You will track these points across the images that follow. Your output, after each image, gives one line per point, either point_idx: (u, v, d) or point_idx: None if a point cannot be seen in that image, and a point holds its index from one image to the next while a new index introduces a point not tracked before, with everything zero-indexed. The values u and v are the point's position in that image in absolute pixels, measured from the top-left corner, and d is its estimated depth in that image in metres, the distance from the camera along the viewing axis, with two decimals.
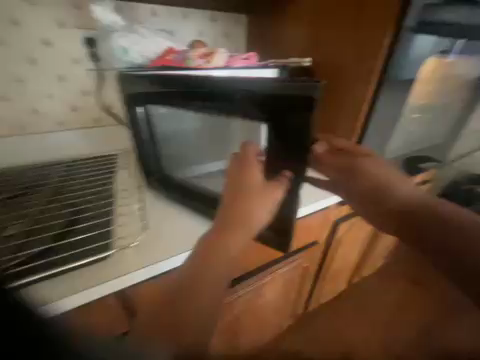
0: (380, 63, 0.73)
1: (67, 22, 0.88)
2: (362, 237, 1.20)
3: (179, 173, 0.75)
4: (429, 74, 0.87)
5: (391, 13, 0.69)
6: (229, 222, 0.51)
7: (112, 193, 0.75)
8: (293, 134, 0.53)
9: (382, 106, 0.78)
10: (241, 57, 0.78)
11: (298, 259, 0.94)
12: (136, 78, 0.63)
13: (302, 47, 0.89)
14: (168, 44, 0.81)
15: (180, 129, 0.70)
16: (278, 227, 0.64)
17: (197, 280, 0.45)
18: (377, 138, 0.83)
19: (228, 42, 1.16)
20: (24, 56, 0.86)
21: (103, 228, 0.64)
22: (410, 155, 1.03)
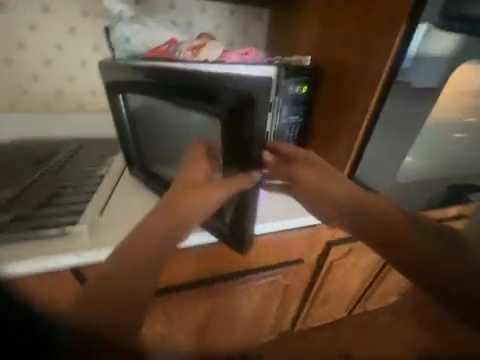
0: (389, 66, 0.64)
1: (91, 12, 0.95)
2: (364, 266, 1.06)
3: (155, 165, 0.75)
4: (470, 82, 0.71)
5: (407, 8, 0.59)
6: (168, 212, 0.56)
7: (100, 176, 0.80)
8: (246, 136, 0.52)
9: (389, 115, 0.68)
10: (240, 52, 0.75)
11: (279, 274, 0.87)
12: (122, 66, 0.65)
13: (311, 45, 0.82)
14: (172, 36, 0.80)
15: (156, 122, 0.69)
16: (240, 229, 0.62)
17: (127, 258, 0.51)
18: (381, 152, 0.73)
19: (246, 37, 1.13)
20: (53, 42, 0.96)
21: (79, 205, 0.68)
22: (439, 178, 0.85)
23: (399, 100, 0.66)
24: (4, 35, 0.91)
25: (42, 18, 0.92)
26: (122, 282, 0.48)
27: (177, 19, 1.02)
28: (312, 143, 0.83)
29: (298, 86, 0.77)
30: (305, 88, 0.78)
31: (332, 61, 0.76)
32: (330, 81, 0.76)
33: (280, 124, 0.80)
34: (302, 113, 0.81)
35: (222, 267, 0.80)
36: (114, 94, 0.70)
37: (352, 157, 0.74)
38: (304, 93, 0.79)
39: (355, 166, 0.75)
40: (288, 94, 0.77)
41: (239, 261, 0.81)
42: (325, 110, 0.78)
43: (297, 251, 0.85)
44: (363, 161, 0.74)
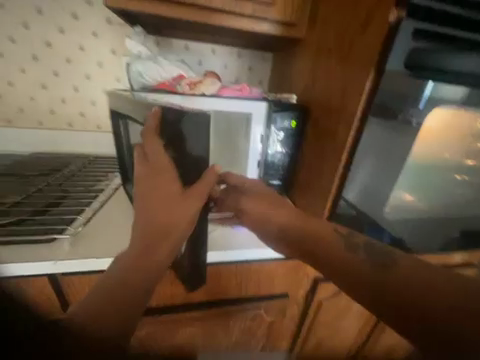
0: (363, 102, 0.67)
1: (118, 50, 1.13)
2: (357, 310, 0.97)
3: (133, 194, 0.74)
4: (444, 125, 0.76)
5: (374, 51, 0.64)
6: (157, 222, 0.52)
7: (98, 190, 0.87)
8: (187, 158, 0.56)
9: (368, 147, 0.69)
10: (235, 89, 0.86)
11: (263, 307, 0.82)
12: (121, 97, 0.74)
13: (302, 85, 0.91)
14: (179, 72, 0.91)
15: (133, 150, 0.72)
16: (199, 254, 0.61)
17: (122, 276, 0.49)
18: (365, 183, 0.74)
19: (251, 75, 1.25)
20: (84, 73, 1.13)
21: (72, 214, 0.73)
22: (423, 214, 0.87)
23: (378, 132, 0.68)
24: (45, 65, 1.09)
25: (77, 54, 1.10)
26: (133, 281, 0.49)
27: (189, 59, 1.17)
28: (303, 172, 0.88)
29: (286, 120, 0.84)
30: (293, 123, 0.85)
31: (318, 99, 0.82)
32: (316, 116, 0.82)
33: (268, 153, 0.87)
34: (290, 145, 0.87)
35: (202, 293, 0.76)
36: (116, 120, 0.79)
37: (336, 185, 0.75)
38: (293, 128, 0.85)
39: (340, 194, 0.76)
40: (277, 128, 0.85)
41: (220, 286, 0.76)
42: (312, 142, 0.84)
43: (280, 283, 0.81)
44: (349, 190, 0.74)
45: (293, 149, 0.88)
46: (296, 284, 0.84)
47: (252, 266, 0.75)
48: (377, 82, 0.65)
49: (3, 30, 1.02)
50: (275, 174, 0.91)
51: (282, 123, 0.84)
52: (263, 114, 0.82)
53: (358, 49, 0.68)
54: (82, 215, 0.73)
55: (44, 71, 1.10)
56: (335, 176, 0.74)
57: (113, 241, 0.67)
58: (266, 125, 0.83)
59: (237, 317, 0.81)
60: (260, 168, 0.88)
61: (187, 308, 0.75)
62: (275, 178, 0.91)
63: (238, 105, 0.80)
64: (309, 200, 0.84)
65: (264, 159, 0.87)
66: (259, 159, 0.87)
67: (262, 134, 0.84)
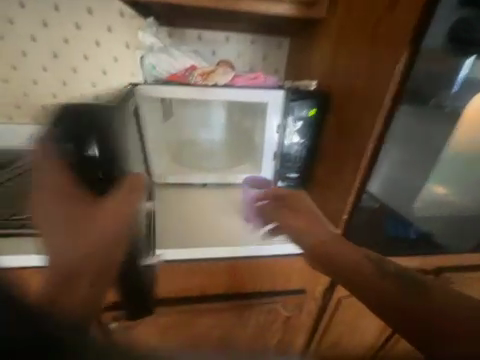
0: (393, 86, 0.60)
1: (131, 44, 1.12)
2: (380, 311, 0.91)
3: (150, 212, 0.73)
4: None
5: (407, 28, 0.56)
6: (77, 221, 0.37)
7: None
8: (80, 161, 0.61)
9: (396, 136, 0.64)
10: (249, 78, 0.82)
11: (277, 302, 0.80)
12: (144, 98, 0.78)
13: (321, 70, 0.84)
14: (191, 63, 0.88)
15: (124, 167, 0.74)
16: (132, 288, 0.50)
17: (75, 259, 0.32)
18: (391, 175, 0.69)
19: (266, 62, 1.19)
20: (99, 68, 1.15)
21: None
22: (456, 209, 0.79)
23: (408, 119, 0.62)
24: (64, 62, 1.12)
25: (93, 50, 1.11)
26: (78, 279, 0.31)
27: (202, 48, 1.13)
28: (321, 165, 0.82)
29: (304, 109, 0.78)
30: (312, 111, 0.78)
31: (339, 85, 0.75)
32: (338, 103, 0.75)
33: (284, 144, 0.84)
34: (309, 135, 0.81)
35: (215, 286, 0.76)
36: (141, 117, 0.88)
37: (359, 179, 0.70)
38: (312, 117, 0.79)
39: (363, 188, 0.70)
40: (295, 117, 0.79)
41: (235, 279, 0.76)
42: (333, 131, 0.77)
43: (297, 280, 0.79)
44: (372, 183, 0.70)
45: (312, 140, 0.83)
46: (312, 281, 0.81)
47: (267, 260, 0.76)
48: (410, 63, 0.58)
49: (24, 30, 1.06)
50: (292, 166, 0.86)
51: (300, 113, 0.79)
52: (279, 104, 0.80)
53: (387, 27, 0.61)
54: None
55: (63, 68, 1.13)
56: (358, 169, 0.68)
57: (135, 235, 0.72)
58: (283, 115, 0.80)
59: (252, 312, 0.80)
60: (275, 160, 0.88)
61: (202, 299, 0.77)
62: (290, 171, 0.86)
63: (253, 96, 0.79)
64: (327, 194, 0.79)
65: (280, 151, 0.85)
66: (274, 151, 0.87)
67: (279, 125, 0.82)
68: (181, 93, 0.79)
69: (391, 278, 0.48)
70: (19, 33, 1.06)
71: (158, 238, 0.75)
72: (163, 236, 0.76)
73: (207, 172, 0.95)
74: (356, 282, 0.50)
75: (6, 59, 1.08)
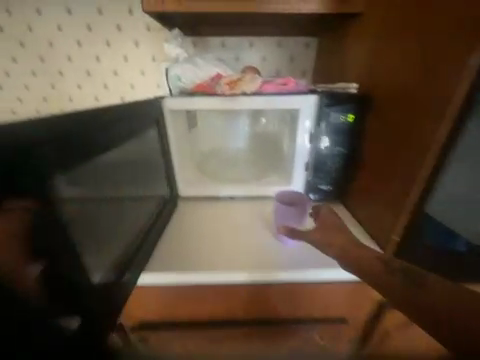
0: (466, 77, 0.47)
1: (157, 57, 1.14)
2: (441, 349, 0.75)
3: (119, 227, 0.61)
4: None
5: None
6: None
7: None
8: None
9: (471, 142, 0.51)
10: (278, 83, 0.77)
11: (314, 331, 0.72)
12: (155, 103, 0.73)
13: (359, 70, 0.75)
14: (217, 71, 0.86)
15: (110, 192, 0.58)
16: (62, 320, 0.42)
17: None
18: (462, 190, 0.54)
19: (293, 66, 1.13)
20: (127, 82, 1.18)
21: None
22: None
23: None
24: (96, 78, 1.17)
25: (121, 64, 1.15)
26: None
27: (226, 56, 1.11)
28: (362, 176, 0.72)
29: (342, 115, 0.70)
30: (351, 116, 0.70)
31: (386, 82, 0.64)
32: (383, 105, 0.65)
33: (319, 152, 0.76)
34: (347, 143, 0.73)
35: (244, 311, 0.69)
36: (163, 127, 0.82)
37: (415, 195, 0.55)
38: (350, 122, 0.71)
39: (420, 207, 0.56)
40: (330, 124, 0.72)
41: (267, 305, 0.69)
42: (378, 136, 0.66)
43: (337, 307, 0.70)
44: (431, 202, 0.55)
45: (351, 148, 0.74)
46: (353, 309, 0.72)
47: (303, 285, 0.68)
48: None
49: (62, 51, 1.13)
50: (326, 176, 0.78)
51: (336, 118, 0.71)
52: (312, 110, 0.73)
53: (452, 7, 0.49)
54: None
55: (95, 84, 1.18)
56: (416, 182, 0.54)
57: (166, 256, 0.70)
58: (316, 121, 0.73)
59: (285, 341, 0.72)
60: (308, 171, 0.80)
61: (228, 325, 0.70)
62: (324, 182, 0.79)
63: (282, 103, 0.73)
64: (371, 210, 0.68)
65: (313, 161, 0.78)
66: (306, 161, 0.79)
67: (311, 133, 0.75)
68: (208, 104, 0.76)
69: (398, 275, 0.51)
70: (57, 55, 1.13)
71: (181, 258, 0.70)
72: (187, 256, 0.71)
73: (234, 183, 0.92)
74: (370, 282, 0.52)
75: (46, 78, 1.16)
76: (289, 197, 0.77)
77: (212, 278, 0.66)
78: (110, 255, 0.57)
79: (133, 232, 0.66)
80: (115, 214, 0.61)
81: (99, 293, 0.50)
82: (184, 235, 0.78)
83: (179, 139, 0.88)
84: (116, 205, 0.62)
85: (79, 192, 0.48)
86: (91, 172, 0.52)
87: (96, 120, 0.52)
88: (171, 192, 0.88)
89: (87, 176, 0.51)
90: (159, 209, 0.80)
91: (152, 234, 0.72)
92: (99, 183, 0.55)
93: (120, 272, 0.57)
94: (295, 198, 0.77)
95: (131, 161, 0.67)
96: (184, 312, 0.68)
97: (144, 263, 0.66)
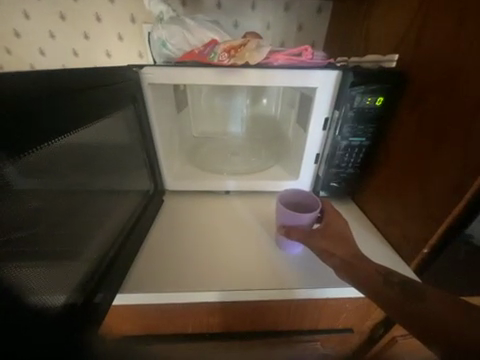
0: None
1: (138, 17, 0.93)
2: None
3: (86, 232, 0.49)
4: None
5: None
6: None
7: None
8: None
9: None
10: (288, 53, 0.62)
11: (318, 340, 0.65)
12: (123, 72, 0.56)
13: (390, 43, 0.61)
14: (212, 36, 0.69)
15: (69, 189, 0.45)
16: (31, 345, 0.32)
17: None
18: None
19: (301, 37, 0.97)
20: (103, 49, 0.99)
21: None
22: None
23: None
24: (64, 43, 0.97)
25: (93, 26, 0.94)
26: None
27: (223, 20, 0.92)
28: (386, 173, 0.63)
29: (369, 98, 0.58)
30: (380, 100, 0.58)
31: (430, 59, 0.50)
32: (424, 89, 0.52)
33: (334, 144, 0.64)
34: (369, 133, 0.62)
35: (239, 323, 0.61)
36: (141, 106, 0.64)
37: (460, 206, 0.45)
38: (378, 107, 0.59)
39: (464, 220, 0.46)
40: (354, 107, 0.59)
41: (267, 319, 0.60)
42: (413, 129, 0.55)
43: (344, 319, 0.63)
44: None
45: (373, 139, 0.63)
46: (360, 320, 0.64)
47: (310, 302, 0.57)
48: None
49: (15, 5, 0.90)
50: (340, 171, 0.68)
51: (361, 101, 0.58)
52: (331, 90, 0.60)
53: None
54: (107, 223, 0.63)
55: (64, 51, 0.99)
56: (465, 191, 0.44)
57: (154, 267, 0.58)
58: (335, 105, 0.61)
59: (284, 349, 0.66)
60: (318, 164, 0.70)
61: (226, 337, 0.63)
62: (337, 177, 0.69)
63: (295, 79, 0.60)
64: (397, 214, 0.59)
65: (327, 152, 0.66)
66: (317, 151, 0.69)
67: (327, 117, 0.64)
68: (201, 78, 0.61)
69: None
70: (8, 8, 0.90)
71: (169, 268, 0.58)
72: (173, 267, 0.58)
73: (231, 175, 0.80)
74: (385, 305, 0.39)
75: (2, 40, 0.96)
76: (289, 199, 0.63)
77: (203, 296, 0.53)
78: (74, 271, 0.44)
79: (104, 242, 0.53)
80: (77, 221, 0.47)
81: (63, 313, 0.39)
82: (172, 236, 0.67)
83: (171, 121, 0.79)
84: (80, 209, 0.48)
85: (26, 194, 0.35)
86: (45, 163, 0.38)
87: (57, 89, 0.37)
88: (156, 183, 0.75)
89: (39, 169, 0.37)
90: (139, 212, 0.66)
91: (130, 244, 0.59)
92: (55, 179, 0.41)
93: (86, 287, 0.46)
94: (297, 199, 0.63)
95: (100, 151, 0.53)
96: (171, 324, 0.60)
97: (122, 277, 0.54)
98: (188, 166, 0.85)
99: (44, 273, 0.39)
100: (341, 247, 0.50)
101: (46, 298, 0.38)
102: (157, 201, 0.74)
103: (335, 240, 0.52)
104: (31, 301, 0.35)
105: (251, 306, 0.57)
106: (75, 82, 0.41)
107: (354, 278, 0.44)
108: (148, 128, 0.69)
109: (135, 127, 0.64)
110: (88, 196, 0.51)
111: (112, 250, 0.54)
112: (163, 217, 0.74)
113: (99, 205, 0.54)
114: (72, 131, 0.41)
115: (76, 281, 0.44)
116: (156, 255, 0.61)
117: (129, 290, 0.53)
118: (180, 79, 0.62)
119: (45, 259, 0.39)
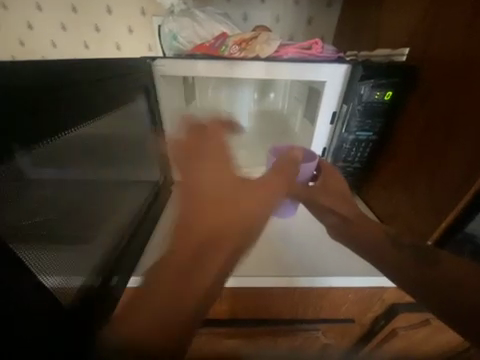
0: None
1: (148, 10, 0.95)
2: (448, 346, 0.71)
3: (100, 219, 0.51)
4: None
5: None
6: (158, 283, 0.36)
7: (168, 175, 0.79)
8: None
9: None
10: (298, 46, 0.62)
11: (319, 330, 0.67)
12: (136, 63, 0.58)
13: (400, 38, 0.61)
14: (221, 29, 0.70)
15: (84, 178, 0.47)
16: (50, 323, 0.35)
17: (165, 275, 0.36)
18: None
19: (310, 31, 0.97)
20: (113, 42, 1.00)
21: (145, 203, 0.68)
22: None
23: None
24: (74, 35, 0.98)
25: (104, 19, 0.96)
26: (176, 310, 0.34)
27: (233, 14, 0.93)
28: (393, 168, 0.63)
29: (378, 92, 0.58)
30: (388, 95, 0.58)
31: (440, 53, 0.51)
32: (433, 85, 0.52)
33: (342, 138, 0.65)
34: (377, 128, 0.62)
35: (243, 310, 0.63)
36: (152, 98, 0.66)
37: (460, 204, 0.47)
38: (387, 101, 0.59)
39: (463, 218, 0.48)
40: (363, 101, 0.59)
41: (270, 307, 0.62)
42: (419, 126, 0.56)
43: (347, 309, 0.64)
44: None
45: (381, 133, 0.64)
46: (362, 311, 0.66)
47: (313, 292, 0.59)
48: None
49: None
50: (346, 166, 0.68)
51: (371, 95, 0.59)
52: (340, 84, 0.61)
53: None
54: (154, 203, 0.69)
55: (74, 43, 1.00)
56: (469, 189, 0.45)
57: None
58: (343, 99, 0.61)
59: (286, 338, 0.68)
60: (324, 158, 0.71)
61: (230, 323, 0.65)
62: (343, 172, 0.70)
63: (304, 73, 0.60)
64: (402, 208, 0.60)
65: (333, 146, 0.67)
66: (324, 146, 0.68)
67: (335, 111, 0.64)
68: (212, 70, 0.62)
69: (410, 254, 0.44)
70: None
71: None
72: None
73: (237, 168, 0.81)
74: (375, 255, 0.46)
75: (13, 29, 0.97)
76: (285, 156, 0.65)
77: None
78: (87, 258, 0.47)
79: (117, 228, 0.56)
80: (92, 208, 0.50)
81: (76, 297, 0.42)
82: None
83: (179, 113, 0.80)
84: (94, 197, 0.50)
85: (40, 182, 0.37)
86: (57, 152, 0.40)
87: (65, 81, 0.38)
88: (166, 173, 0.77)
89: (52, 159, 0.39)
90: (150, 201, 0.68)
91: (141, 231, 0.61)
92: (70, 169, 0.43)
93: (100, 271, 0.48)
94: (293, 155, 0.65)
95: (112, 142, 0.55)
96: None
97: (136, 261, 0.57)
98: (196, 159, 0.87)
99: (61, 256, 0.41)
100: (342, 205, 0.55)
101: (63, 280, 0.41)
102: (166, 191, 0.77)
103: (333, 197, 0.56)
104: (50, 282, 0.37)
105: (255, 293, 0.58)
106: (84, 73, 0.42)
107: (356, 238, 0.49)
108: (159, 118, 0.70)
109: (147, 116, 0.66)
110: (103, 185, 0.53)
111: (123, 235, 0.56)
112: None
113: (112, 193, 0.56)
114: (84, 123, 0.43)
115: (90, 265, 0.47)
116: None
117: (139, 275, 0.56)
118: (189, 72, 0.63)
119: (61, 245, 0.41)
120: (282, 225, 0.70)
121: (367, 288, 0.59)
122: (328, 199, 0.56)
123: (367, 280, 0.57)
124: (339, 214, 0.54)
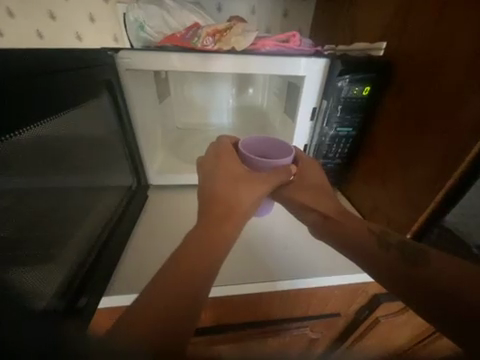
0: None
1: None
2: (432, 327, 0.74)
3: (64, 231, 0.46)
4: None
5: None
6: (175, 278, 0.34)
7: (140, 179, 0.73)
8: None
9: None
10: (275, 39, 0.60)
11: (308, 326, 0.68)
12: (98, 53, 0.51)
13: (375, 33, 0.61)
14: (193, 19, 0.65)
15: (43, 187, 0.41)
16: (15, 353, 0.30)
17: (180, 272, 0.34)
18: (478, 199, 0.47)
19: (287, 23, 0.94)
20: (73, 31, 0.89)
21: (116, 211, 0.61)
22: None
23: None
24: (25, 23, 0.86)
25: (60, 4, 0.85)
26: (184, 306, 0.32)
27: (206, 3, 0.87)
28: (371, 163, 0.65)
29: (356, 87, 0.58)
30: (366, 90, 0.58)
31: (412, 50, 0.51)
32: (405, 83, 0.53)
33: (322, 135, 0.64)
34: (356, 124, 0.63)
35: (231, 316, 0.61)
36: (117, 94, 0.59)
37: (431, 204, 0.49)
38: (365, 96, 0.59)
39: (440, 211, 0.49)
40: (341, 97, 0.59)
41: (257, 310, 0.61)
42: (394, 123, 0.57)
43: (333, 304, 0.65)
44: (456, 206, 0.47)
45: (360, 129, 0.64)
46: (347, 304, 0.67)
47: (300, 292, 0.58)
48: None
49: None
50: (327, 162, 0.68)
51: (349, 91, 0.58)
52: (319, 80, 0.59)
53: None
54: (125, 210, 0.63)
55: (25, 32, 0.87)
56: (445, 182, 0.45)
57: (142, 267, 0.56)
58: (323, 94, 0.60)
59: (276, 337, 0.68)
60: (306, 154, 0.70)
61: (218, 330, 0.63)
62: (324, 168, 0.70)
63: (283, 67, 0.58)
64: (381, 202, 0.62)
65: (315, 142, 0.66)
66: (305, 143, 0.68)
67: (315, 107, 0.63)
68: (186, 64, 0.57)
69: (391, 251, 0.44)
70: None
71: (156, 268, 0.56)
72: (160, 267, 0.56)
73: None
74: (359, 249, 0.46)
75: None
76: (253, 151, 0.53)
77: None
78: (48, 279, 0.40)
79: (85, 241, 0.50)
80: (55, 221, 0.44)
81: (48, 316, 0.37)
82: (160, 233, 0.65)
83: (152, 111, 0.74)
84: (58, 207, 0.45)
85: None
86: (5, 158, 0.33)
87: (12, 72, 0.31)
88: (138, 176, 0.71)
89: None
90: (122, 209, 0.63)
91: (113, 243, 0.56)
92: (26, 177, 0.38)
93: (68, 290, 0.43)
94: (262, 149, 0.54)
95: (74, 145, 0.48)
96: None
97: (108, 278, 0.52)
98: (174, 160, 0.81)
99: (25, 276, 0.36)
100: (322, 202, 0.53)
101: (32, 299, 0.35)
102: (142, 196, 0.71)
103: (314, 196, 0.54)
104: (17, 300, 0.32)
105: (241, 299, 0.56)
106: (36, 63, 0.36)
107: (339, 239, 0.48)
108: (126, 116, 0.63)
109: (112, 115, 0.59)
110: (68, 193, 0.47)
111: (90, 249, 0.51)
112: (149, 213, 0.71)
113: (77, 202, 0.50)
114: (35, 123, 0.36)
115: (53, 286, 0.41)
116: (145, 253, 0.59)
117: (114, 294, 0.51)
118: (160, 66, 0.58)
119: (20, 265, 0.35)
120: (264, 227, 0.68)
121: (352, 284, 0.60)
122: (309, 198, 0.54)
123: (351, 276, 0.57)
124: (320, 212, 0.52)
